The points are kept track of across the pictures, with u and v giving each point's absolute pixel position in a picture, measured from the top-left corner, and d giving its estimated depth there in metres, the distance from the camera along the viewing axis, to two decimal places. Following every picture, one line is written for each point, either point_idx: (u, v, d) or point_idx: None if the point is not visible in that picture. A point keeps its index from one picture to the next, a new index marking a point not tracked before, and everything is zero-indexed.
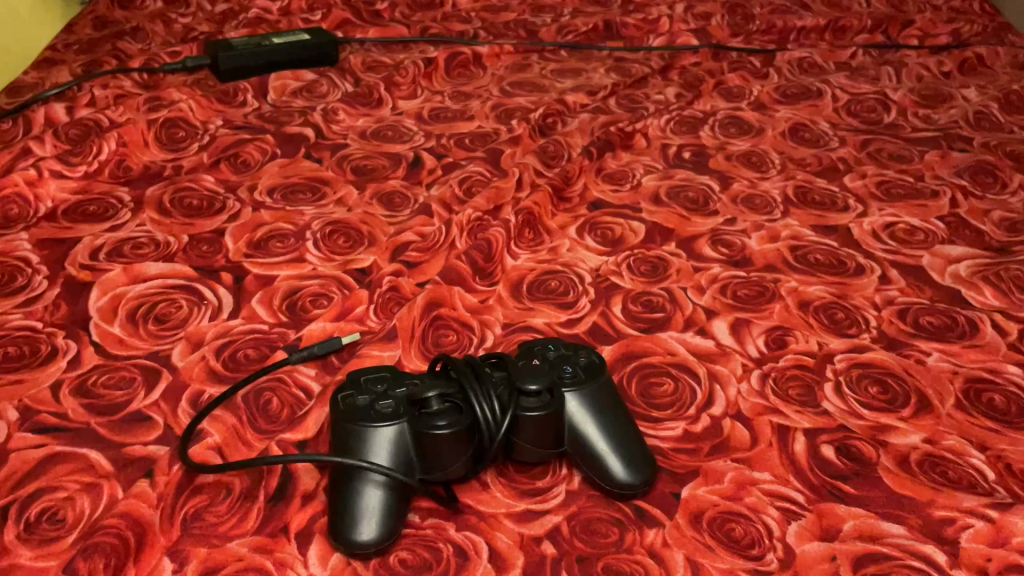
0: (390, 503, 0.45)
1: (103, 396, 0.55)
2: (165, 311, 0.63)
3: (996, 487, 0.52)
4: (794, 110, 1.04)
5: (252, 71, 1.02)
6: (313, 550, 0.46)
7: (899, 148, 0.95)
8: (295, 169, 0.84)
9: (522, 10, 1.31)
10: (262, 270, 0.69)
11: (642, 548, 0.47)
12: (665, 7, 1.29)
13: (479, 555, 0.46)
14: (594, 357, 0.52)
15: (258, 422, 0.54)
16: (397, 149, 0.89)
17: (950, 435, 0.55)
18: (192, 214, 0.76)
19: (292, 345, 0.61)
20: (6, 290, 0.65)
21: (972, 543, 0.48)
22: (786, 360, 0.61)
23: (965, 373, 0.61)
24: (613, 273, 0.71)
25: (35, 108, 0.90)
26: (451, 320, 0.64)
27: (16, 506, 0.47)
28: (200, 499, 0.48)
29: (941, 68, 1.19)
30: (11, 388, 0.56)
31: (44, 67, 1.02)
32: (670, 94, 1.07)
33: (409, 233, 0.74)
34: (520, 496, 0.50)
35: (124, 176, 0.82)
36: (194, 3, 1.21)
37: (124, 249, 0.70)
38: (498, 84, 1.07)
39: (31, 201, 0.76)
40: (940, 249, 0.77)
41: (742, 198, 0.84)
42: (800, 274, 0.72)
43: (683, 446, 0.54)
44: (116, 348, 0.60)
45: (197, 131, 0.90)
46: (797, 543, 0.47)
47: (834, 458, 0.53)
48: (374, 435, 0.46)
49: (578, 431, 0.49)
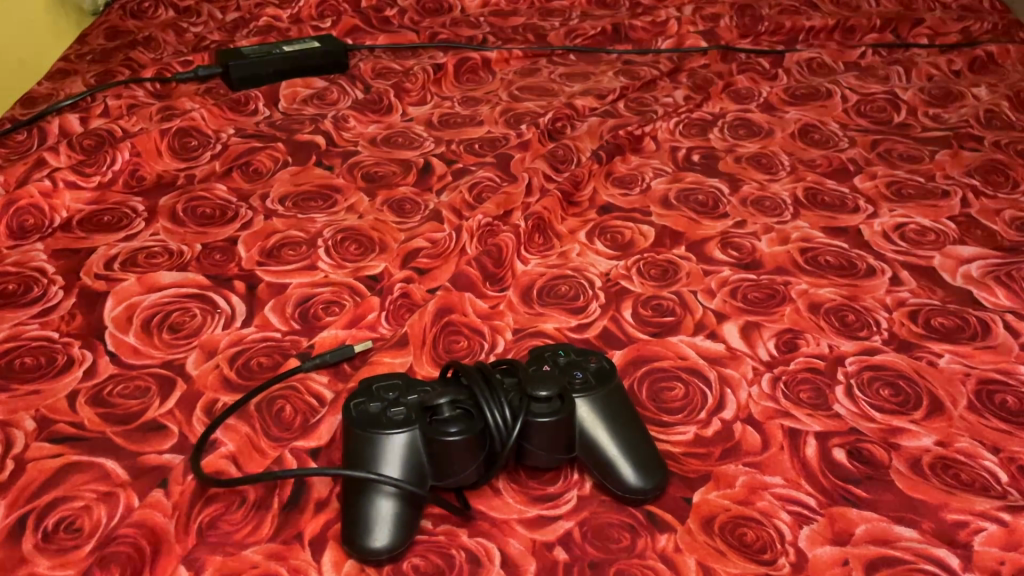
0: (402, 511, 0.46)
1: (119, 404, 0.56)
2: (179, 320, 0.64)
3: (1009, 490, 0.52)
4: (803, 111, 1.04)
5: (263, 79, 1.03)
6: (327, 557, 0.46)
7: (910, 148, 0.95)
8: (307, 177, 0.85)
9: (530, 15, 1.31)
10: (273, 278, 0.70)
11: (653, 553, 0.47)
12: (674, 10, 1.29)
13: (491, 561, 0.46)
14: (604, 362, 0.52)
15: (272, 431, 0.54)
16: (408, 155, 0.90)
17: (963, 437, 0.55)
18: (205, 223, 0.77)
19: (305, 353, 0.61)
20: (23, 301, 0.66)
21: (985, 546, 0.48)
22: (797, 363, 0.61)
23: (977, 374, 0.61)
24: (624, 277, 0.71)
25: (49, 120, 0.91)
26: (463, 326, 0.64)
27: (34, 516, 0.48)
28: (214, 508, 0.49)
29: (951, 67, 1.18)
30: (29, 398, 0.57)
31: (58, 78, 1.03)
32: (679, 97, 1.06)
33: (420, 240, 0.74)
34: (532, 502, 0.50)
35: (138, 185, 0.83)
36: (205, 12, 1.22)
37: (138, 259, 0.71)
38: (508, 89, 1.07)
39: (46, 211, 0.78)
40: (951, 249, 0.76)
41: (752, 200, 0.83)
42: (811, 276, 0.72)
43: (695, 451, 0.54)
44: (131, 357, 0.60)
45: (210, 140, 0.91)
46: (809, 548, 0.47)
47: (846, 462, 0.53)
48: (385, 443, 0.46)
49: (589, 437, 0.49)
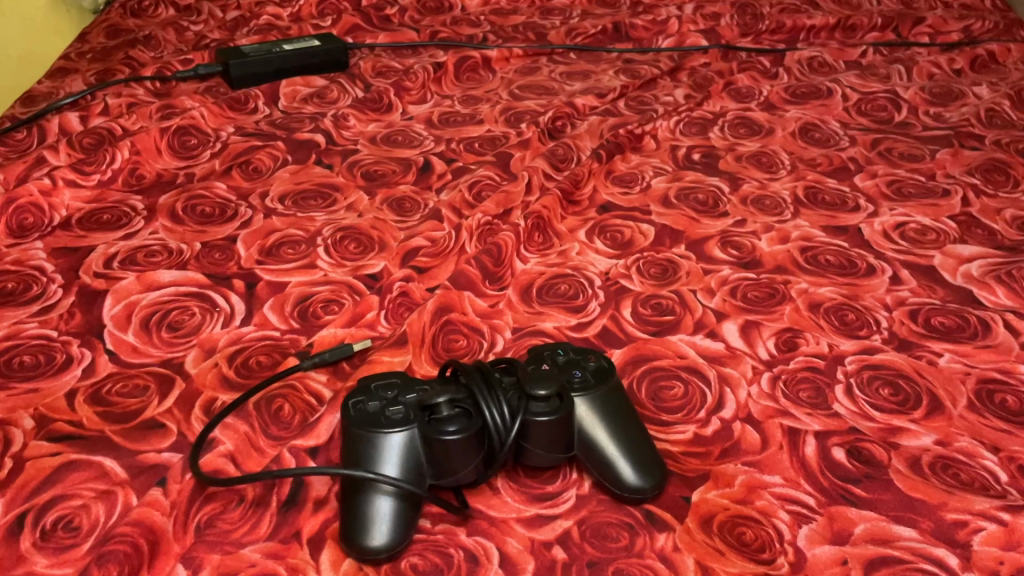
0: (401, 510, 0.46)
1: (118, 403, 0.56)
2: (178, 319, 0.64)
3: (1009, 489, 0.52)
4: (803, 110, 1.04)
5: (263, 78, 1.03)
6: (325, 556, 0.46)
7: (910, 147, 0.95)
8: (306, 176, 0.85)
9: (530, 13, 1.31)
10: (273, 276, 0.70)
11: (652, 552, 0.47)
12: (675, 8, 1.29)
13: (490, 560, 0.46)
14: (603, 361, 0.52)
15: (270, 430, 0.54)
16: (407, 154, 0.90)
17: (963, 436, 0.55)
18: (204, 222, 0.77)
19: (304, 351, 0.61)
20: (22, 299, 0.66)
21: (985, 546, 0.48)
22: (797, 362, 0.61)
23: (977, 374, 0.61)
24: (623, 276, 0.71)
25: (49, 118, 0.91)
26: (462, 325, 0.64)
27: (32, 514, 0.48)
28: (212, 507, 0.49)
29: (952, 66, 1.18)
30: (28, 396, 0.57)
31: (58, 76, 1.03)
32: (679, 96, 1.06)
33: (420, 238, 0.74)
34: (530, 501, 0.50)
35: (137, 184, 0.83)
36: (206, 11, 1.22)
37: (137, 258, 0.71)
38: (508, 87, 1.07)
39: (46, 210, 0.78)
40: (951, 248, 0.76)
41: (752, 199, 0.83)
42: (811, 275, 0.72)
43: (694, 450, 0.54)
44: (130, 356, 0.60)
45: (209, 139, 0.91)
46: (808, 547, 0.47)
47: (846, 461, 0.53)
48: (384, 442, 0.46)
49: (588, 436, 0.49)
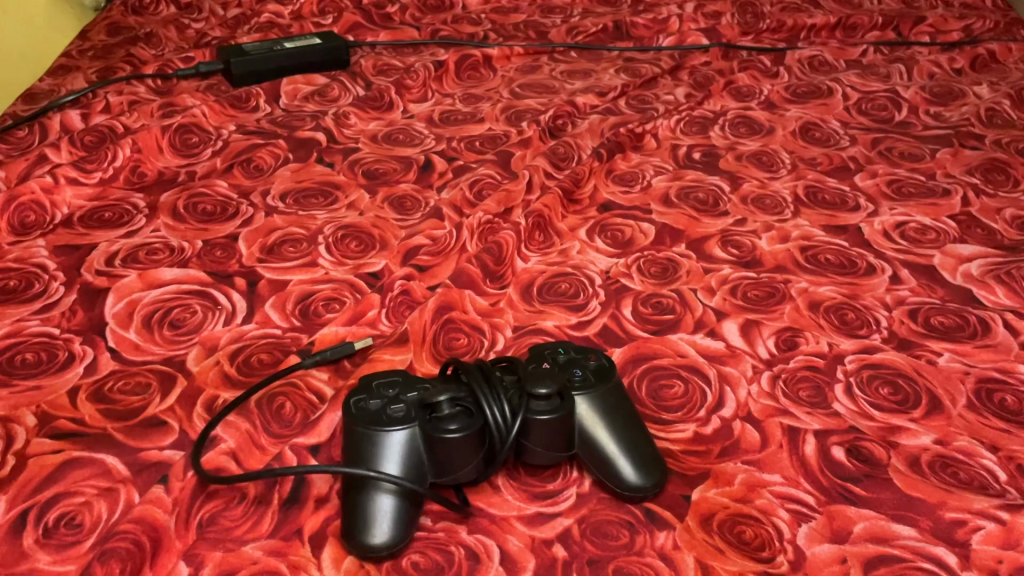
0: (402, 508, 0.46)
1: (120, 401, 0.56)
2: (180, 316, 0.64)
3: (1007, 488, 0.52)
4: (804, 109, 1.04)
5: (264, 76, 1.03)
6: (327, 553, 0.46)
7: (911, 146, 0.95)
8: (307, 174, 0.85)
9: (531, 11, 1.31)
10: (275, 274, 0.70)
11: (651, 550, 0.47)
12: (676, 7, 1.29)
13: (490, 558, 0.47)
14: (604, 360, 0.53)
15: (272, 427, 0.54)
16: (408, 152, 0.90)
17: (962, 436, 0.55)
18: (206, 220, 0.77)
19: (305, 349, 0.62)
20: (24, 297, 0.66)
21: (983, 545, 0.48)
22: (797, 361, 0.62)
23: (977, 373, 0.61)
24: (624, 275, 0.71)
25: (50, 116, 0.91)
26: (463, 324, 0.64)
27: (34, 511, 0.48)
28: (214, 505, 0.49)
29: (952, 65, 1.18)
30: (30, 394, 0.57)
31: (59, 74, 1.03)
32: (680, 95, 1.06)
33: (420, 237, 0.74)
34: (531, 499, 0.50)
35: (139, 182, 0.83)
36: (207, 8, 1.22)
37: (139, 256, 0.71)
38: (509, 86, 1.07)
39: (47, 208, 0.78)
40: (951, 248, 0.76)
41: (752, 198, 0.83)
42: (811, 274, 0.72)
43: (694, 448, 0.54)
44: (131, 354, 0.61)
45: (210, 137, 0.91)
46: (807, 546, 0.47)
47: (845, 460, 0.53)
48: (385, 440, 0.46)
49: (588, 435, 0.49)
